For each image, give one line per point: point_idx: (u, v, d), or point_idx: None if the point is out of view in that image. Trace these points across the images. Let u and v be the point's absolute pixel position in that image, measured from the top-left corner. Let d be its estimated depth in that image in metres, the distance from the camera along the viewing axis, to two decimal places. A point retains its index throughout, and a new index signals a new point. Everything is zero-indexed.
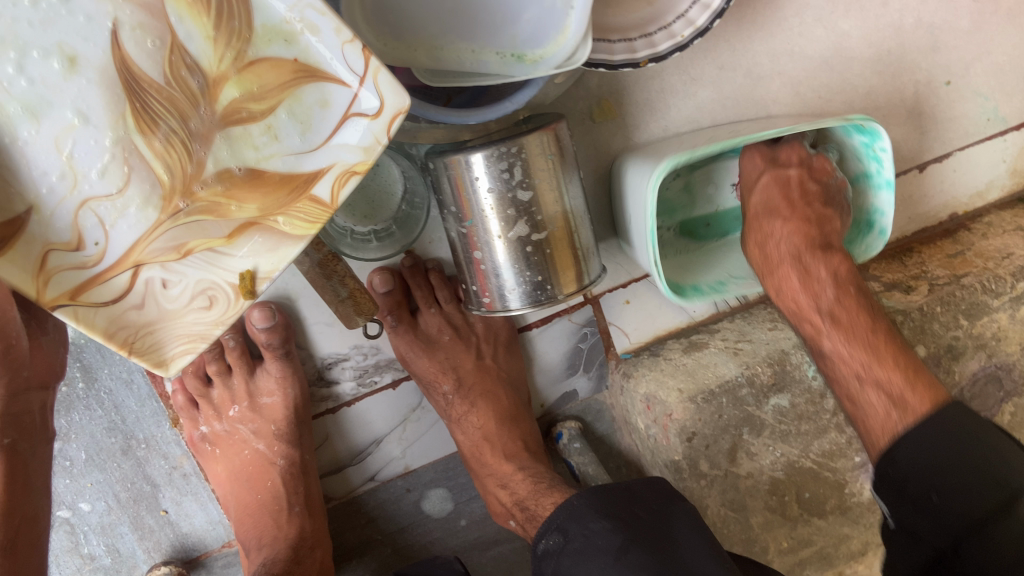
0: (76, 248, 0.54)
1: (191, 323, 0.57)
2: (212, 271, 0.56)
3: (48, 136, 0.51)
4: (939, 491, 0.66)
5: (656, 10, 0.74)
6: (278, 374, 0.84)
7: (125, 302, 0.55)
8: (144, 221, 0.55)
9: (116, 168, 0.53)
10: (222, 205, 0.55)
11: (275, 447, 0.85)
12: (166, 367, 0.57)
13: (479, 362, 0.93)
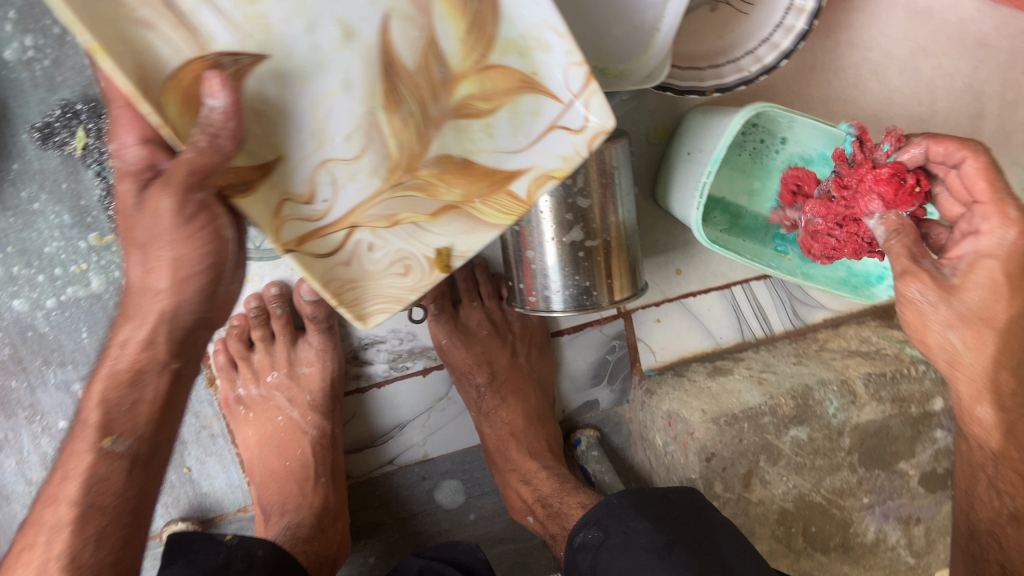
0: (313, 204, 0.55)
1: (387, 287, 0.59)
2: (416, 243, 0.59)
3: (313, 99, 0.52)
4: None
5: (726, 44, 0.81)
6: (318, 346, 0.87)
7: (337, 256, 0.57)
8: (368, 188, 0.57)
9: (360, 136, 0.55)
10: (433, 185, 0.58)
11: (309, 417, 0.87)
12: (363, 321, 0.60)
13: (512, 360, 0.95)
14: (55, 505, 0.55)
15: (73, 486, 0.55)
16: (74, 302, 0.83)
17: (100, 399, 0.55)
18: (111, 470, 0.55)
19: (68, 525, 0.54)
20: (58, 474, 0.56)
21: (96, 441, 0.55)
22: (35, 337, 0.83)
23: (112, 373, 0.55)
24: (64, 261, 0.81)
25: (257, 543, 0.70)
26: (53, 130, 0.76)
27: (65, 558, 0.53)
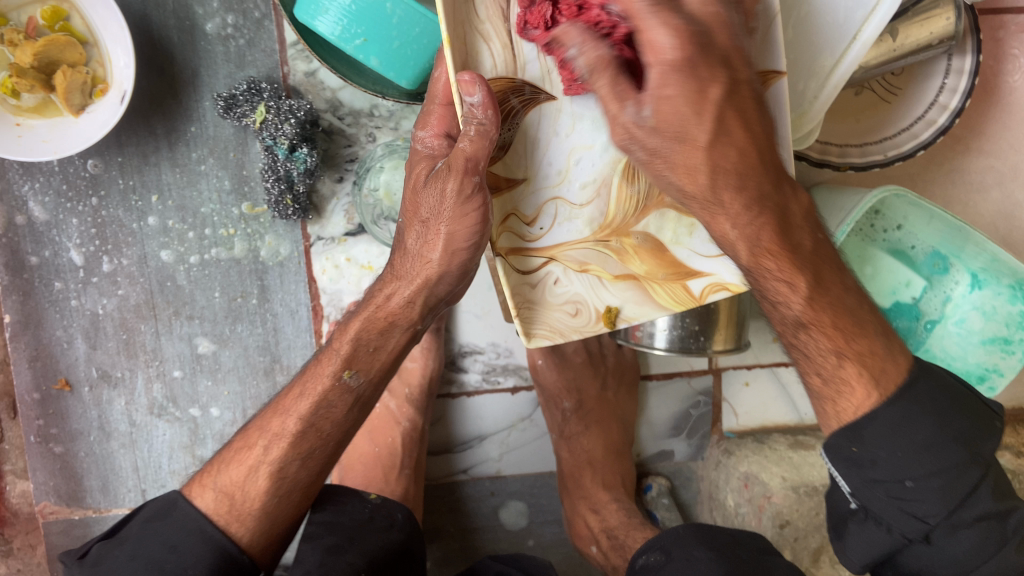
0: (532, 227, 0.61)
1: (552, 321, 0.63)
2: (593, 294, 0.64)
3: (571, 143, 0.60)
4: None
5: (862, 127, 0.90)
6: (424, 344, 0.90)
7: (530, 277, 0.62)
8: (578, 233, 0.63)
9: (593, 189, 0.62)
10: (627, 253, 0.64)
11: (404, 409, 0.91)
12: (528, 338, 0.63)
13: (601, 392, 0.96)
14: (285, 417, 0.65)
15: (304, 403, 0.65)
16: (214, 262, 0.90)
17: (352, 339, 0.64)
18: (339, 399, 0.65)
19: (290, 436, 0.64)
20: (297, 391, 0.65)
21: (338, 371, 0.64)
22: (171, 288, 0.91)
23: (370, 319, 0.64)
24: (216, 223, 0.89)
25: (397, 507, 0.77)
26: (235, 102, 0.83)
27: (275, 465, 0.64)
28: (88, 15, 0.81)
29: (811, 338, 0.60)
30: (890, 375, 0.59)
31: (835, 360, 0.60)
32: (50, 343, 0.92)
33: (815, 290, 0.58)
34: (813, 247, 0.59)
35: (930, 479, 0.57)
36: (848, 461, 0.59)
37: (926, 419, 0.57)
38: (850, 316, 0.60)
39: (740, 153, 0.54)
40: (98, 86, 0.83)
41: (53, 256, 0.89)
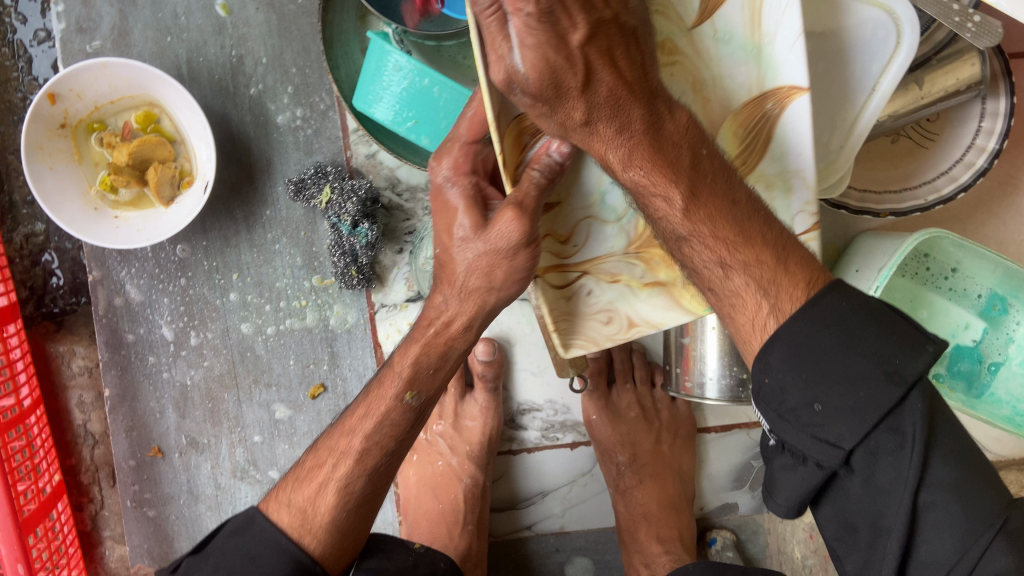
0: (567, 244, 0.59)
1: (588, 331, 0.60)
2: (627, 303, 0.60)
3: (604, 161, 0.57)
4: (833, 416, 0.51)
5: (903, 173, 0.91)
6: (482, 403, 0.95)
7: (568, 291, 0.60)
8: (613, 241, 0.59)
9: (625, 202, 0.58)
10: (658, 259, 0.60)
11: (465, 466, 0.95)
12: (564, 347, 0.61)
13: (655, 446, 0.98)
14: (352, 435, 0.67)
15: (368, 422, 0.67)
16: (289, 332, 0.98)
17: (413, 359, 0.66)
18: (401, 417, 0.66)
19: (356, 454, 0.66)
20: (361, 410, 0.67)
21: (401, 393, 0.66)
22: (250, 357, 0.99)
23: (428, 343, 0.65)
24: (290, 295, 0.97)
25: (439, 557, 0.81)
26: (304, 185, 0.92)
27: (343, 481, 0.65)
28: (176, 116, 0.92)
29: (693, 248, 0.54)
30: (786, 289, 0.53)
31: (722, 272, 0.54)
32: (145, 414, 1.01)
33: (660, 165, 0.52)
34: (692, 159, 0.52)
35: (842, 406, 0.50)
36: (772, 404, 0.53)
37: (829, 332, 0.51)
38: (738, 218, 0.53)
39: (614, 88, 0.50)
40: (185, 178, 0.94)
41: (147, 333, 0.98)
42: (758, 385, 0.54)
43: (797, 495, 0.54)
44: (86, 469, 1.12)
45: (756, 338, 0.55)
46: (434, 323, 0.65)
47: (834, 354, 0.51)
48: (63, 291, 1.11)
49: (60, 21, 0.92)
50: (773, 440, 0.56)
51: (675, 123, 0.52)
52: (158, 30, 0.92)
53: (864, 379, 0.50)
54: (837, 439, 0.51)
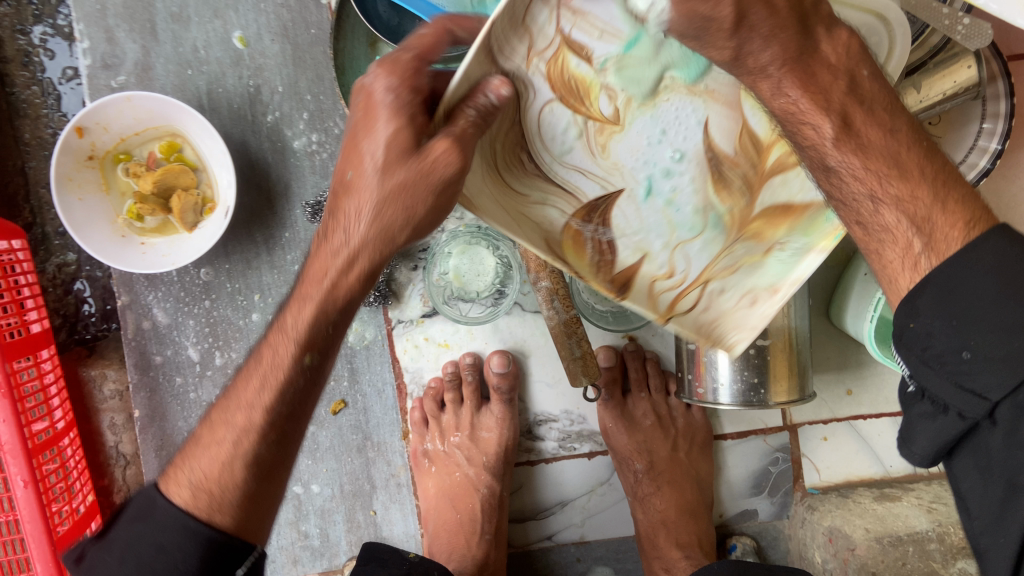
0: (669, 273, 0.66)
1: (740, 321, 0.67)
2: (752, 284, 0.66)
3: (658, 211, 0.65)
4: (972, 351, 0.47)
5: None
6: (499, 415, 0.99)
7: (697, 306, 0.67)
8: (712, 246, 0.66)
9: (698, 215, 0.65)
10: (762, 229, 0.66)
11: (482, 476, 0.98)
12: (728, 347, 0.67)
13: (672, 453, 0.99)
14: (250, 409, 0.65)
15: (266, 395, 0.64)
16: None
17: (309, 320, 0.62)
18: (303, 381, 0.64)
19: (258, 427, 0.64)
20: (257, 382, 0.65)
21: (298, 357, 0.63)
22: None
23: (320, 305, 0.61)
24: None
25: (435, 565, 0.83)
26: (320, 208, 0.97)
27: (247, 456, 0.64)
28: (197, 146, 0.96)
29: (844, 180, 0.54)
30: (943, 223, 0.51)
31: (871, 206, 0.54)
32: (173, 433, 1.04)
33: (810, 93, 0.52)
34: (849, 85, 0.52)
35: (990, 351, 0.47)
36: (910, 345, 0.51)
37: (980, 275, 0.48)
38: (904, 159, 0.53)
39: (769, 32, 0.50)
40: (207, 205, 0.97)
41: (174, 354, 1.02)
42: (902, 329, 0.52)
43: (932, 445, 0.50)
44: (119, 490, 1.15)
45: (906, 278, 0.53)
46: (328, 277, 0.60)
47: (988, 302, 0.47)
48: (94, 318, 1.16)
49: (85, 57, 0.96)
50: (910, 387, 0.53)
51: (822, 57, 0.52)
52: (179, 64, 0.96)
53: (1017, 328, 0.46)
54: (984, 391, 0.47)
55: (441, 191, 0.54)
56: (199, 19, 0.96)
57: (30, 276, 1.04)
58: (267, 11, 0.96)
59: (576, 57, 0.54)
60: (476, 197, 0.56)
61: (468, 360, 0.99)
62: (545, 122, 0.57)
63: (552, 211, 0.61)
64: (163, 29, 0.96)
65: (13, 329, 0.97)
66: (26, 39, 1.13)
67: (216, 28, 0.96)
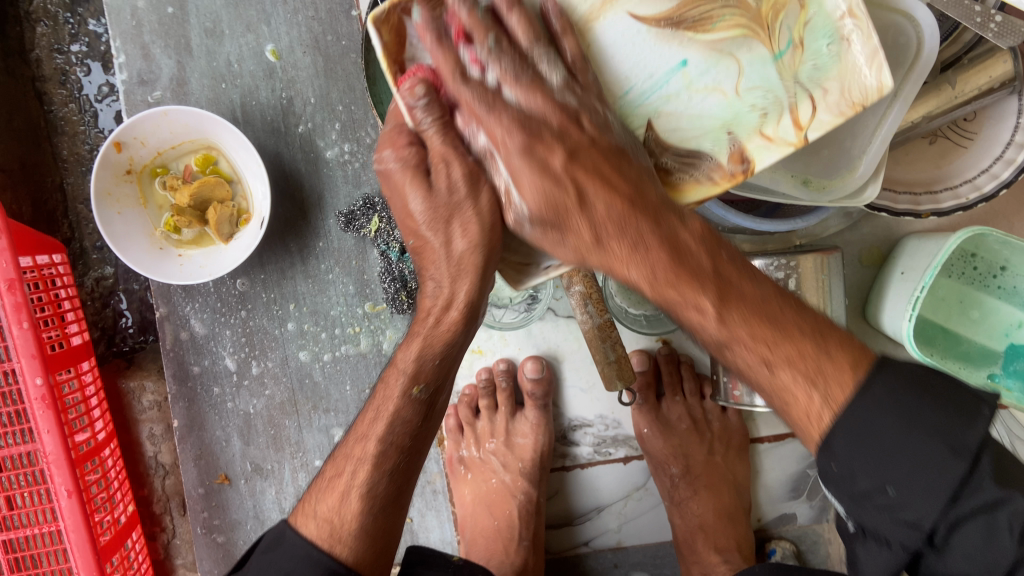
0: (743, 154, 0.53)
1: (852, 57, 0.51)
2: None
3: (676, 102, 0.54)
4: (895, 483, 0.49)
5: (944, 172, 0.91)
6: (533, 420, 0.98)
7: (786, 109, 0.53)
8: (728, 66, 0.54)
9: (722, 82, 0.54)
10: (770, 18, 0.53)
11: (518, 482, 0.98)
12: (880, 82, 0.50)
13: (709, 457, 0.98)
14: (365, 441, 0.68)
15: (382, 426, 0.67)
16: (345, 357, 1.02)
17: (418, 354, 0.65)
18: (412, 412, 0.67)
19: (373, 458, 0.66)
20: (371, 416, 0.68)
21: (409, 388, 0.66)
22: (309, 385, 1.03)
23: (429, 336, 0.65)
24: (344, 322, 1.01)
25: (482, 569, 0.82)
26: (354, 217, 0.98)
27: (365, 486, 0.66)
28: (232, 158, 0.98)
29: (736, 354, 0.56)
30: (832, 375, 0.52)
31: (768, 371, 0.55)
32: (212, 443, 1.05)
33: (685, 273, 0.56)
34: (712, 263, 0.56)
35: (910, 482, 0.48)
36: (835, 482, 0.52)
37: (887, 416, 0.49)
38: (765, 313, 0.55)
39: (598, 163, 0.55)
40: (242, 216, 0.99)
41: (212, 364, 1.03)
42: (824, 470, 0.52)
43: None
44: (159, 500, 1.17)
45: (815, 430, 0.53)
46: (431, 313, 0.64)
47: (892, 442, 0.49)
48: (131, 331, 1.19)
49: (122, 73, 0.98)
50: (851, 525, 0.53)
51: (693, 235, 0.56)
52: (214, 78, 0.98)
53: (931, 460, 0.47)
54: (916, 521, 0.48)
55: (491, 243, 0.59)
56: (231, 34, 0.97)
57: (70, 289, 1.06)
58: (298, 24, 0.97)
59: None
60: (523, 259, 0.62)
61: (501, 366, 0.99)
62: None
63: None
64: (197, 44, 0.97)
65: (55, 341, 0.98)
66: (63, 58, 1.16)
67: (248, 42, 0.97)
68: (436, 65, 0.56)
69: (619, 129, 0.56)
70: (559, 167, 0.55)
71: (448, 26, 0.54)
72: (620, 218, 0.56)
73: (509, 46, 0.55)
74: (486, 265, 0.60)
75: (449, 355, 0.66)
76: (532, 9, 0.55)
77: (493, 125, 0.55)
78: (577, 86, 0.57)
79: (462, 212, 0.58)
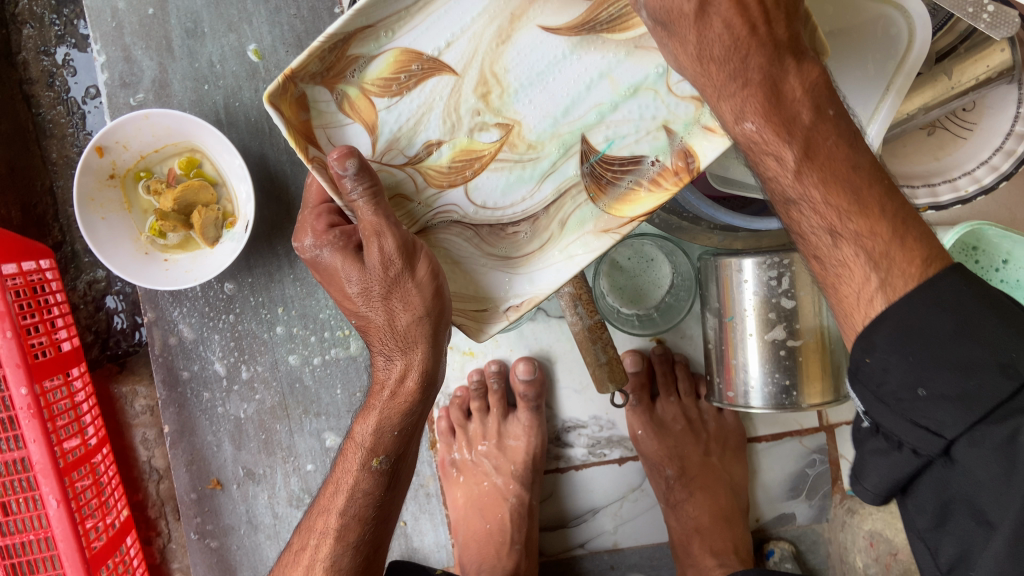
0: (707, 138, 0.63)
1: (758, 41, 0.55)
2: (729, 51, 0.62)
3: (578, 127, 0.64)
4: (926, 384, 0.49)
5: (943, 164, 0.88)
6: (526, 422, 0.96)
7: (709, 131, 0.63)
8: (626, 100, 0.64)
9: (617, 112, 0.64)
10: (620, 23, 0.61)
11: (511, 485, 0.96)
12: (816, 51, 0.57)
13: (704, 458, 0.96)
14: (327, 515, 0.72)
15: (342, 498, 0.71)
16: (334, 361, 1.01)
17: (376, 428, 0.68)
18: (371, 484, 0.70)
19: (335, 531, 0.71)
20: (332, 489, 0.73)
21: (367, 460, 0.69)
22: (299, 388, 1.02)
23: (386, 407, 0.67)
24: (333, 325, 1.00)
25: None
26: None
27: (329, 561, 0.71)
28: (216, 160, 0.96)
29: (802, 206, 0.55)
30: (899, 262, 0.52)
31: (831, 239, 0.54)
32: (203, 447, 1.04)
33: (773, 122, 0.53)
34: (812, 116, 0.53)
35: (946, 392, 0.48)
36: (861, 375, 0.53)
37: (945, 315, 0.49)
38: (850, 178, 0.53)
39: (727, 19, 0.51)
40: (228, 219, 0.97)
41: (201, 369, 1.02)
42: (858, 365, 0.53)
43: (886, 482, 0.53)
44: (153, 504, 1.17)
45: (846, 346, 0.46)
46: (386, 386, 0.66)
47: (946, 339, 0.49)
48: (126, 332, 1.18)
49: (104, 74, 0.97)
50: (866, 423, 0.56)
51: (794, 89, 0.52)
52: (197, 80, 0.96)
53: (975, 364, 0.47)
54: (938, 429, 0.49)
55: (429, 307, 0.62)
56: (213, 33, 0.96)
57: (58, 295, 1.05)
58: (281, 22, 0.95)
59: (406, 158, 0.63)
60: (478, 304, 0.67)
61: (493, 368, 0.97)
62: (471, 201, 0.66)
63: (556, 220, 0.67)
64: (179, 45, 0.96)
65: (43, 348, 0.97)
66: (50, 59, 1.15)
67: (230, 42, 0.96)
68: (354, 125, 0.61)
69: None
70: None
71: (358, 80, 0.60)
72: (721, 37, 0.52)
73: (423, 90, 0.61)
74: (435, 329, 0.63)
75: (406, 425, 0.68)
76: (441, 51, 0.61)
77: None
78: (503, 128, 0.64)
79: (403, 286, 0.61)
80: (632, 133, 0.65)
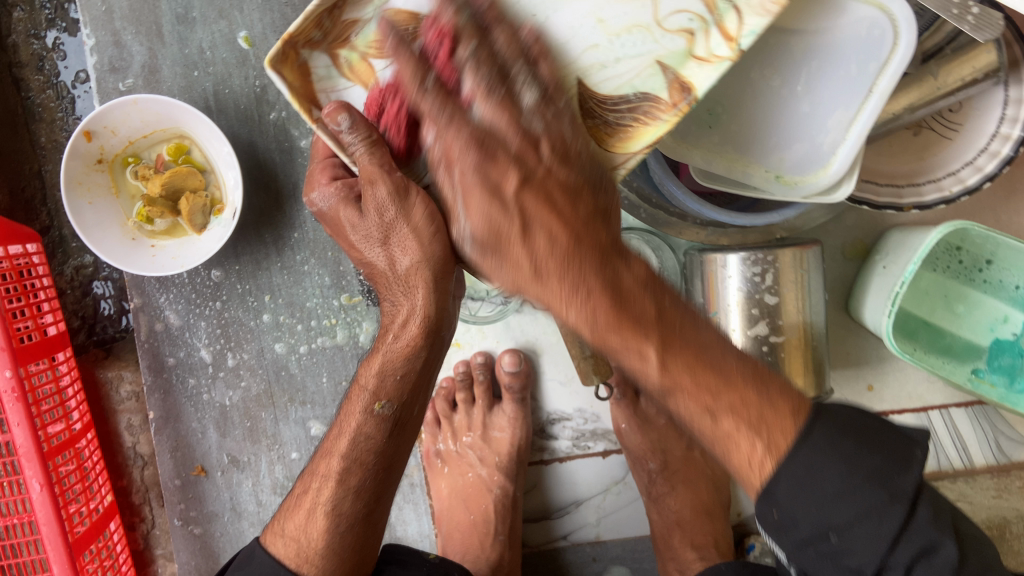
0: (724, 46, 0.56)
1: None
2: None
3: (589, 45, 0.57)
4: (836, 530, 0.50)
5: (926, 165, 0.89)
6: (511, 414, 0.97)
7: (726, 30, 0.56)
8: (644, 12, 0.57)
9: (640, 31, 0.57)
10: None
11: (495, 476, 0.96)
12: None
13: (687, 452, 0.97)
14: (329, 459, 0.70)
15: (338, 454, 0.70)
16: (321, 349, 1.01)
17: (379, 370, 0.67)
18: (372, 429, 0.68)
19: (336, 476, 0.69)
20: (337, 433, 0.71)
21: (369, 403, 0.67)
22: (285, 376, 1.02)
23: (388, 350, 0.66)
24: (320, 314, 1.00)
25: (455, 568, 0.85)
26: None
27: (329, 506, 0.69)
28: (205, 147, 0.96)
29: (679, 402, 0.56)
30: (775, 423, 0.53)
31: (711, 420, 0.55)
32: (188, 434, 1.04)
33: (626, 323, 0.55)
34: (657, 312, 0.56)
35: (852, 529, 0.50)
36: (777, 529, 0.53)
37: (832, 464, 0.50)
38: (711, 359, 0.55)
39: (553, 239, 0.56)
40: (215, 206, 0.97)
41: (187, 356, 1.02)
42: (767, 518, 0.53)
43: None
44: (138, 490, 1.17)
45: (756, 476, 0.53)
46: (391, 328, 0.65)
47: (836, 491, 0.50)
48: (111, 317, 1.17)
49: (92, 58, 0.97)
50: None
51: (627, 283, 0.57)
52: (186, 66, 0.96)
53: (874, 507, 0.49)
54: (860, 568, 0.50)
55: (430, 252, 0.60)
56: (203, 20, 0.95)
57: (44, 279, 1.05)
58: (271, 10, 0.95)
59: None
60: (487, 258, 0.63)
61: (479, 359, 0.98)
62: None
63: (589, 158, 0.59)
64: (169, 31, 0.96)
65: (29, 332, 0.97)
66: (40, 43, 1.14)
67: (221, 29, 0.95)
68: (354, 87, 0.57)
69: (579, 160, 0.58)
70: (512, 211, 0.56)
71: (360, 42, 0.56)
72: (566, 237, 0.56)
73: (419, 38, 0.56)
74: (440, 274, 0.61)
75: (410, 370, 0.66)
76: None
77: (448, 139, 0.54)
78: None
79: (398, 231, 0.60)
80: (631, 70, 0.57)
